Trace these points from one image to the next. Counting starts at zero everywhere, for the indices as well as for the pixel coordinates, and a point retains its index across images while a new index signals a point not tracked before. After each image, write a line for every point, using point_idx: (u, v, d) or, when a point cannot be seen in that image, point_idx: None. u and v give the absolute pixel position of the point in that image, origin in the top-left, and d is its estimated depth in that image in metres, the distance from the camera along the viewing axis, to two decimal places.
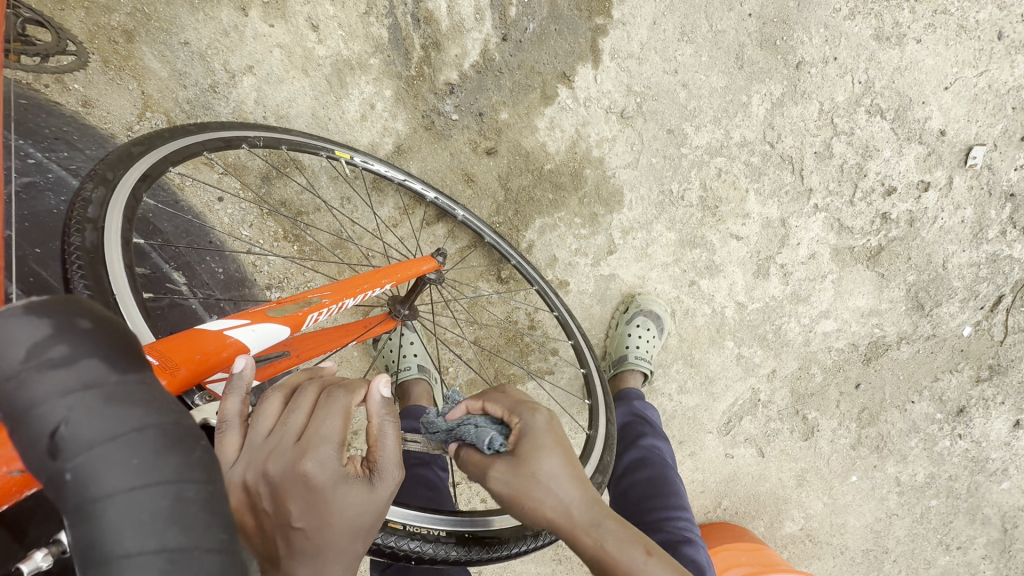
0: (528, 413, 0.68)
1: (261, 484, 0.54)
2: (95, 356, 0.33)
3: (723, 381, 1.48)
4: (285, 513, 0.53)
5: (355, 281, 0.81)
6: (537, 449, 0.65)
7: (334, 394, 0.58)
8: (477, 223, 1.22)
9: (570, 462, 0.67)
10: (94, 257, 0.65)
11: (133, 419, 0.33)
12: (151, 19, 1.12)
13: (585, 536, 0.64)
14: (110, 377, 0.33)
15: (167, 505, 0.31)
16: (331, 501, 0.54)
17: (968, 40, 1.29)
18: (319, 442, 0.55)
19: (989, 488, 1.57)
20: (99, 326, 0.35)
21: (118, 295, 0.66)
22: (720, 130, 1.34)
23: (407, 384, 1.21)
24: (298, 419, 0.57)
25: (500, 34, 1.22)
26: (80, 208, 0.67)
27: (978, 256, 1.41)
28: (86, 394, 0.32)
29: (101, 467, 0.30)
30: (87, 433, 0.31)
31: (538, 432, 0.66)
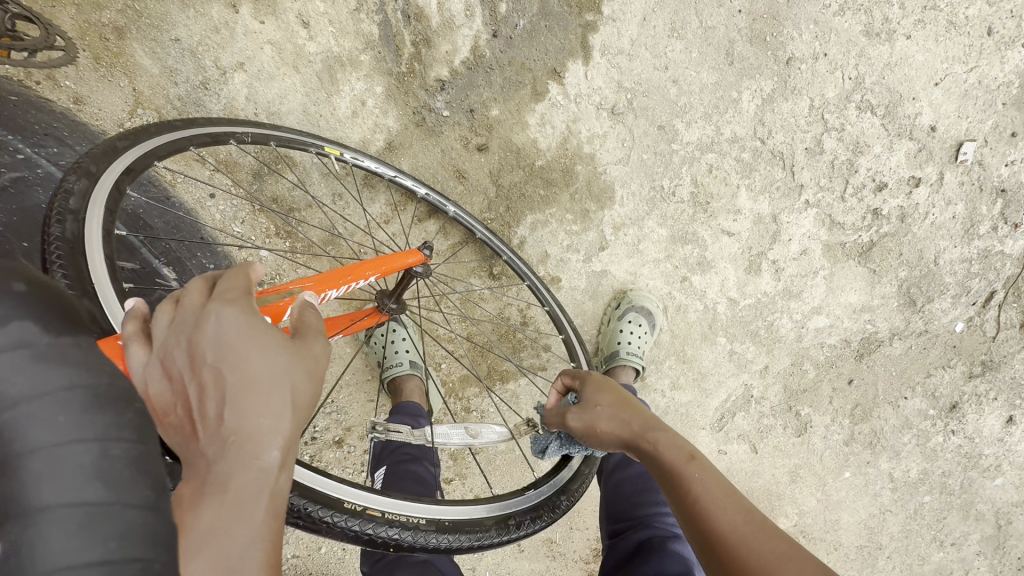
0: (587, 373, 0.89)
1: (174, 363, 0.54)
2: (28, 320, 0.38)
3: (715, 377, 1.48)
4: (206, 382, 0.52)
5: (339, 272, 0.80)
6: (599, 385, 0.85)
7: (227, 275, 0.59)
8: (468, 219, 1.23)
9: (624, 397, 0.83)
10: (75, 248, 0.66)
11: (62, 377, 0.36)
12: (142, 15, 1.12)
13: (646, 442, 0.75)
14: (42, 338, 0.37)
15: (91, 459, 0.34)
16: (247, 356, 0.53)
17: (958, 36, 1.30)
18: (221, 296, 0.56)
19: (983, 484, 1.57)
20: (34, 291, 0.41)
21: (97, 285, 0.66)
22: (711, 126, 1.34)
23: (399, 380, 1.21)
24: (194, 296, 0.56)
25: (490, 30, 1.23)
26: (63, 198, 0.67)
27: (969, 252, 1.42)
28: (16, 351, 0.36)
29: (27, 423, 0.33)
30: (12, 390, 0.34)
31: (598, 380, 0.86)
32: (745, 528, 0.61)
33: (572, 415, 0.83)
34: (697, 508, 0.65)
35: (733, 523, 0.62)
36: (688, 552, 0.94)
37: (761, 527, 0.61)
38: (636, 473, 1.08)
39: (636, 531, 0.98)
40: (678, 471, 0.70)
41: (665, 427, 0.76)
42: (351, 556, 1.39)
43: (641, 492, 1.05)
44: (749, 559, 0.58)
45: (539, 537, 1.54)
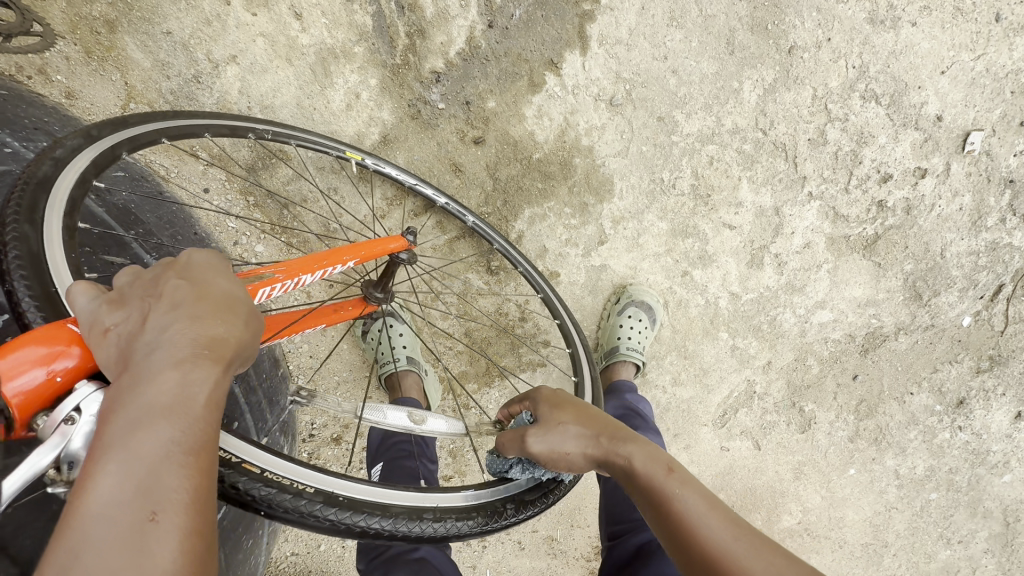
0: (539, 390, 0.81)
1: (133, 284, 0.54)
2: None
3: (717, 373, 1.46)
4: (164, 293, 0.53)
5: (313, 257, 0.79)
6: (552, 402, 0.78)
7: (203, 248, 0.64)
8: (487, 229, 1.22)
9: (581, 410, 0.76)
10: (31, 231, 0.63)
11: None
12: (132, 8, 1.11)
13: (619, 458, 0.71)
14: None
15: None
16: (211, 277, 0.56)
17: (965, 22, 1.27)
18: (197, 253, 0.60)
19: (991, 481, 1.54)
20: None
21: (52, 263, 0.63)
22: (712, 117, 1.32)
23: (397, 377, 1.20)
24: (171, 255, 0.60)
25: (486, 20, 1.20)
26: (25, 184, 0.66)
27: (977, 244, 1.39)
28: None
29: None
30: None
31: (551, 397, 0.79)
32: (734, 538, 0.61)
33: (534, 438, 0.74)
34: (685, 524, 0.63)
35: (722, 537, 0.61)
36: None
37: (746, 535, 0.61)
38: None
39: (636, 533, 0.97)
40: (660, 488, 0.66)
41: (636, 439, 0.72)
42: (350, 554, 1.38)
43: None
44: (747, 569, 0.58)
45: (540, 535, 1.53)
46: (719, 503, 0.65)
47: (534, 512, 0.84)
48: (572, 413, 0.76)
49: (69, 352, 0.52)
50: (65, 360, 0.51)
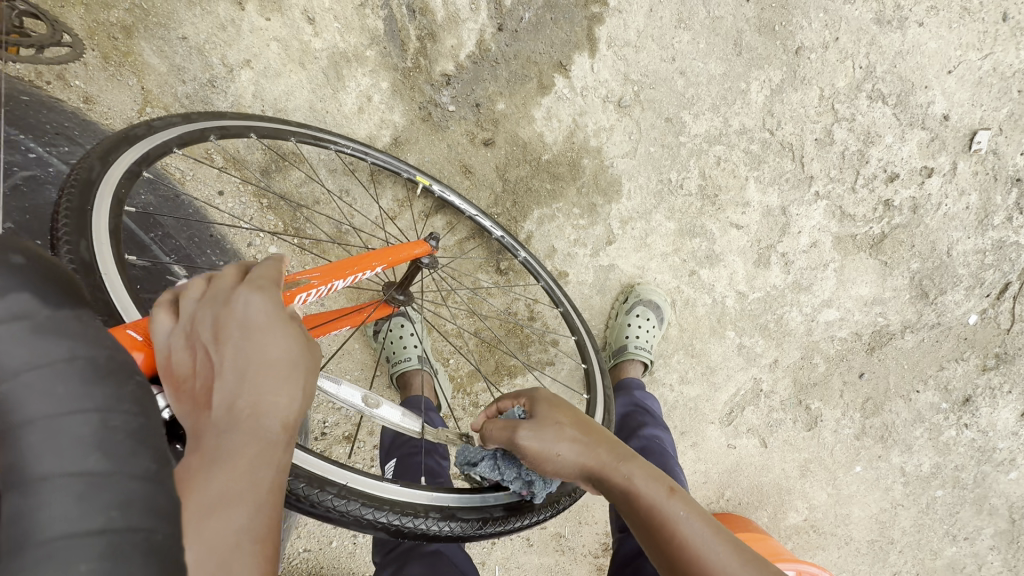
0: (536, 392, 0.80)
1: (195, 327, 0.56)
2: (25, 291, 0.35)
3: (724, 371, 1.47)
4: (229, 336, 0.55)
5: (345, 263, 0.81)
6: (550, 406, 0.77)
7: (257, 263, 0.62)
8: (537, 265, 1.24)
9: (581, 421, 0.76)
10: (83, 229, 0.65)
11: (59, 349, 0.34)
12: (149, 14, 1.13)
13: (614, 472, 0.71)
14: (40, 308, 0.35)
15: (89, 432, 0.32)
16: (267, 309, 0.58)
17: (972, 22, 1.28)
18: (249, 288, 0.57)
19: (996, 478, 1.55)
20: (32, 261, 0.37)
21: (103, 267, 0.65)
22: (719, 118, 1.33)
23: (408, 376, 1.22)
24: (226, 280, 0.59)
25: (496, 24, 1.22)
26: (75, 181, 0.68)
27: (983, 243, 1.40)
28: (12, 325, 0.33)
29: (25, 393, 0.31)
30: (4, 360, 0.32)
31: (549, 401, 0.78)
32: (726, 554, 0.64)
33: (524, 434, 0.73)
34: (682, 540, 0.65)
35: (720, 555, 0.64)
36: None
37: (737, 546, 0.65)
38: None
39: None
40: (660, 505, 0.68)
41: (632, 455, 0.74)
42: (362, 549, 1.40)
43: None
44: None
45: (548, 531, 1.54)
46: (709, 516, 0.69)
47: (534, 521, 0.84)
48: (570, 419, 0.75)
49: (130, 355, 0.56)
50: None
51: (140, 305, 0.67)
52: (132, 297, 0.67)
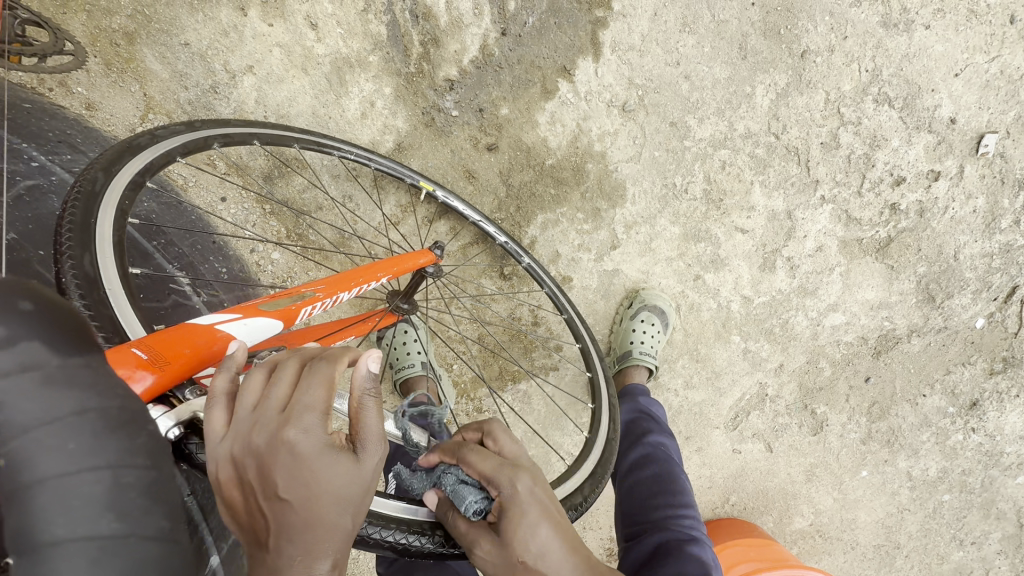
0: (512, 480, 0.63)
1: (236, 434, 0.47)
2: (37, 339, 0.37)
3: (729, 376, 1.46)
4: (262, 450, 0.45)
5: (350, 274, 0.80)
6: (524, 523, 0.62)
7: (318, 364, 0.49)
8: (541, 271, 1.23)
9: (558, 530, 0.63)
10: (86, 243, 0.65)
11: (73, 405, 0.37)
12: (152, 20, 1.13)
13: None
14: (51, 361, 0.37)
15: (104, 490, 0.35)
16: (304, 409, 0.46)
17: (979, 25, 1.27)
18: (306, 403, 0.46)
19: (1004, 483, 1.54)
20: (39, 307, 0.39)
21: (107, 279, 0.64)
22: (724, 122, 1.32)
23: (411, 383, 1.21)
24: (281, 389, 0.48)
25: (499, 28, 1.22)
26: (79, 194, 0.67)
27: (990, 246, 1.38)
28: (25, 375, 0.35)
29: (37, 451, 0.34)
30: (21, 418, 0.34)
31: (522, 502, 0.63)
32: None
33: (488, 555, 0.64)
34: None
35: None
36: (705, 557, 0.93)
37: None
38: (649, 475, 1.06)
39: (650, 534, 0.97)
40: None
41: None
42: (364, 556, 1.39)
43: (654, 495, 1.03)
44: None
45: None
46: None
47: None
48: (544, 531, 0.63)
49: (137, 376, 0.51)
50: (135, 385, 0.50)
51: (144, 319, 0.66)
52: (136, 312, 0.66)
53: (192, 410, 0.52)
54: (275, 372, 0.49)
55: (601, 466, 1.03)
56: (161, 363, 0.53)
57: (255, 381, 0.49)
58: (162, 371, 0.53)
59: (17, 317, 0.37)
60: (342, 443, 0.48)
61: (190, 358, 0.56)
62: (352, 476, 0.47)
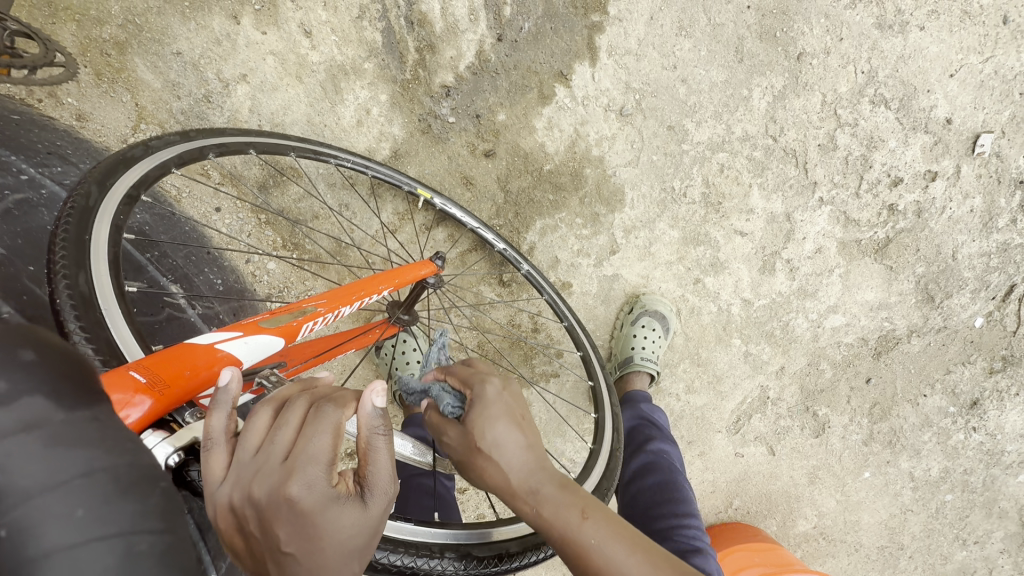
0: (480, 381, 0.64)
1: (236, 482, 0.44)
2: (38, 395, 0.37)
3: (730, 379, 1.46)
4: (263, 504, 0.42)
5: (351, 287, 0.79)
6: (492, 415, 0.62)
7: (325, 407, 0.46)
8: (540, 278, 1.22)
9: (523, 429, 0.63)
10: (81, 260, 0.63)
11: (79, 466, 0.35)
12: (143, 29, 1.11)
13: (523, 503, 0.60)
14: (56, 417, 0.36)
15: (114, 561, 0.33)
16: (307, 460, 0.43)
17: (973, 25, 1.27)
18: (311, 453, 0.43)
19: (1006, 481, 1.53)
20: (42, 359, 0.39)
21: (101, 297, 0.62)
22: (722, 125, 1.32)
23: (411, 392, 1.20)
24: (286, 436, 0.45)
25: (495, 34, 1.21)
26: (73, 209, 0.66)
27: (988, 246, 1.39)
28: (29, 436, 0.34)
29: (43, 518, 0.32)
30: (25, 482, 0.33)
31: (488, 403, 0.62)
32: (651, 572, 0.54)
33: (452, 435, 0.64)
34: (594, 567, 0.56)
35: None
36: (707, 566, 0.92)
37: (660, 559, 0.55)
38: (653, 484, 1.05)
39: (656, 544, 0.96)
40: (571, 534, 0.58)
41: (552, 479, 0.61)
42: None
43: (660, 504, 1.02)
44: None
45: None
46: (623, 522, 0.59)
47: (550, 554, 0.81)
48: (506, 430, 0.62)
49: (135, 402, 0.49)
50: (132, 411, 0.48)
51: (140, 338, 0.64)
52: (132, 331, 0.64)
53: (194, 433, 0.50)
54: (279, 414, 0.47)
55: (605, 477, 1.01)
56: (159, 387, 0.51)
57: (256, 425, 0.46)
58: (160, 395, 0.51)
59: (20, 369, 0.37)
60: (348, 489, 0.46)
61: (188, 380, 0.54)
62: (359, 523, 0.45)
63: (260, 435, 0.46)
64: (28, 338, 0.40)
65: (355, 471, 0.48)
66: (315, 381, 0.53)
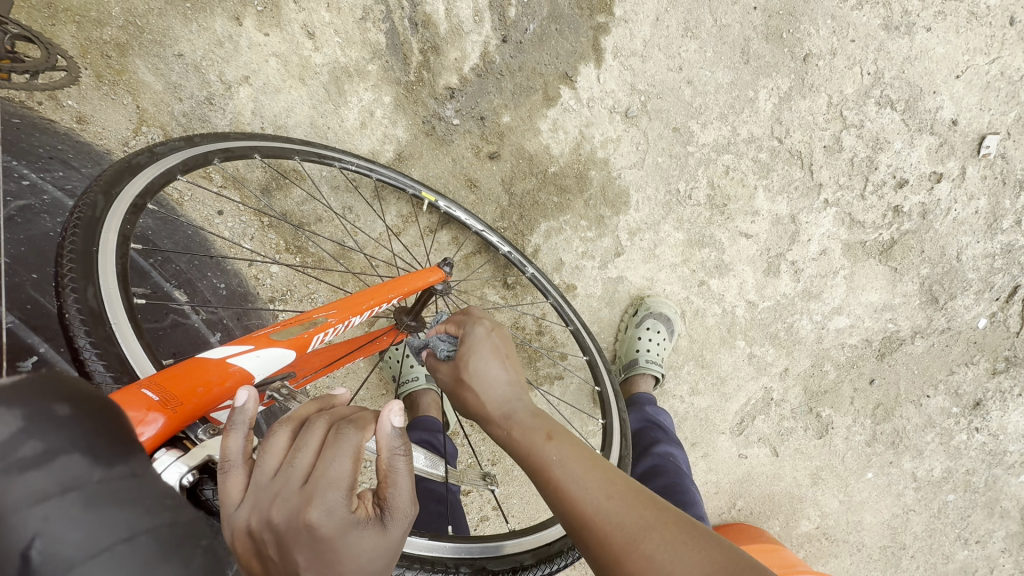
0: (473, 324, 0.76)
1: (253, 504, 0.44)
2: (75, 452, 0.34)
3: (734, 381, 1.45)
4: (281, 530, 0.42)
5: (361, 296, 0.79)
6: (484, 349, 0.73)
7: (344, 430, 0.46)
8: (545, 281, 1.21)
9: (509, 367, 0.72)
10: (89, 274, 0.62)
11: (120, 530, 0.32)
12: (144, 31, 1.10)
13: (498, 427, 0.68)
14: (92, 477, 0.34)
15: None
16: (325, 483, 0.43)
17: (979, 26, 1.26)
18: (330, 475, 0.43)
19: (1007, 481, 1.54)
20: (77, 411, 0.36)
21: (110, 310, 0.62)
22: (727, 127, 1.31)
23: (415, 396, 1.19)
24: (305, 458, 0.45)
25: (499, 36, 1.20)
26: (80, 220, 0.65)
27: (992, 247, 1.38)
28: (68, 498, 0.32)
29: None
30: (66, 551, 0.30)
31: (476, 342, 0.73)
32: (611, 499, 0.56)
33: (445, 370, 0.75)
34: (556, 486, 0.59)
35: (596, 498, 0.57)
36: None
37: (622, 495, 0.57)
38: (659, 486, 1.03)
39: None
40: (537, 452, 0.62)
41: (527, 408, 0.68)
42: None
43: None
44: (609, 530, 0.54)
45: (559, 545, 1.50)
46: (601, 463, 0.61)
47: (563, 565, 0.82)
48: (491, 365, 0.72)
49: (148, 419, 0.48)
50: (145, 428, 0.48)
51: (150, 353, 0.63)
52: (143, 346, 0.63)
53: (209, 451, 0.49)
54: (298, 436, 0.47)
55: None
56: (173, 404, 0.51)
57: (274, 444, 0.46)
58: (174, 413, 0.51)
59: (52, 426, 0.34)
60: (368, 513, 0.46)
61: (202, 397, 0.54)
62: (378, 546, 0.44)
63: (278, 457, 0.46)
64: (59, 383, 0.37)
65: (373, 492, 0.48)
66: (332, 398, 0.53)
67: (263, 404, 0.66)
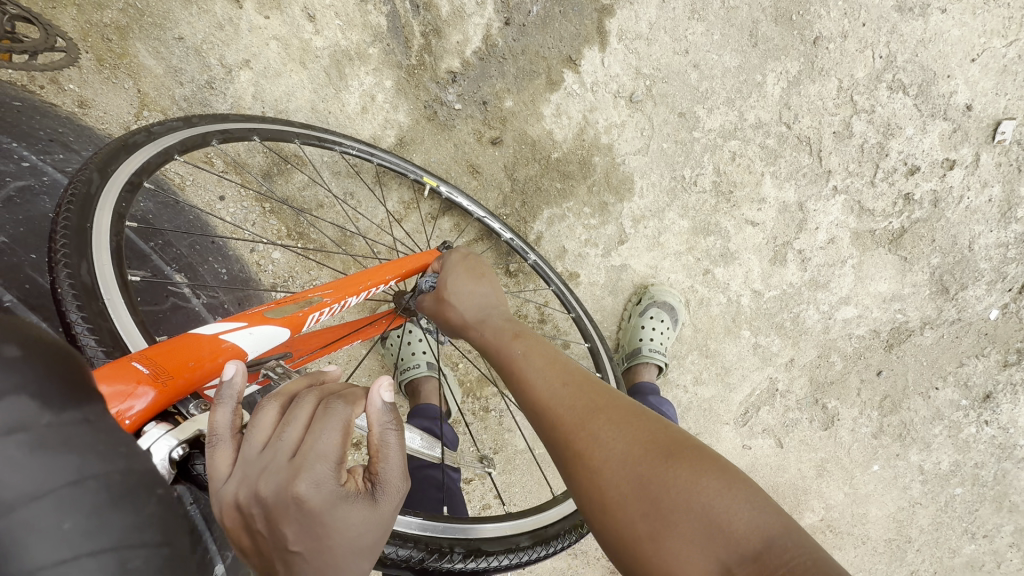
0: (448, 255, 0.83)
1: (242, 477, 0.43)
2: (24, 395, 0.33)
3: (739, 371, 1.44)
4: (269, 503, 0.41)
5: (358, 277, 0.78)
6: (460, 270, 0.79)
7: (334, 405, 0.46)
8: (547, 268, 1.20)
9: (483, 284, 0.78)
10: (83, 249, 0.62)
11: (67, 474, 0.32)
12: (144, 14, 1.09)
13: (473, 331, 0.73)
14: (41, 420, 0.33)
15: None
16: (313, 455, 0.43)
17: (996, 8, 1.23)
18: (319, 447, 0.43)
19: (1017, 475, 1.51)
20: (29, 353, 0.35)
21: (104, 287, 0.61)
22: (734, 112, 1.29)
23: (417, 382, 1.19)
24: (294, 432, 0.44)
25: (502, 18, 1.18)
26: (74, 197, 0.64)
27: (1006, 236, 1.35)
28: (16, 441, 0.31)
29: (24, 533, 0.29)
30: (7, 494, 0.30)
31: (453, 267, 0.80)
32: (561, 386, 0.60)
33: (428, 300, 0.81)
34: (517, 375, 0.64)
35: (550, 387, 0.61)
36: None
37: (573, 381, 0.61)
38: None
39: None
40: (503, 349, 0.68)
41: (500, 315, 0.74)
42: None
43: None
44: (561, 413, 0.58)
45: None
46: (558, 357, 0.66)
47: (557, 549, 0.83)
48: (466, 284, 0.78)
49: (138, 392, 0.48)
50: (135, 402, 0.47)
51: (144, 329, 0.63)
52: (137, 322, 0.63)
53: (199, 426, 0.49)
54: (287, 411, 0.46)
55: None
56: (163, 378, 0.51)
57: (262, 419, 0.46)
58: (164, 387, 0.50)
59: (1, 369, 0.33)
60: (359, 487, 0.45)
61: (193, 372, 0.54)
62: (368, 520, 0.44)
63: (267, 431, 0.45)
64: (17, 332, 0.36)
65: (363, 468, 0.47)
66: (323, 375, 0.52)
67: (258, 382, 0.66)
